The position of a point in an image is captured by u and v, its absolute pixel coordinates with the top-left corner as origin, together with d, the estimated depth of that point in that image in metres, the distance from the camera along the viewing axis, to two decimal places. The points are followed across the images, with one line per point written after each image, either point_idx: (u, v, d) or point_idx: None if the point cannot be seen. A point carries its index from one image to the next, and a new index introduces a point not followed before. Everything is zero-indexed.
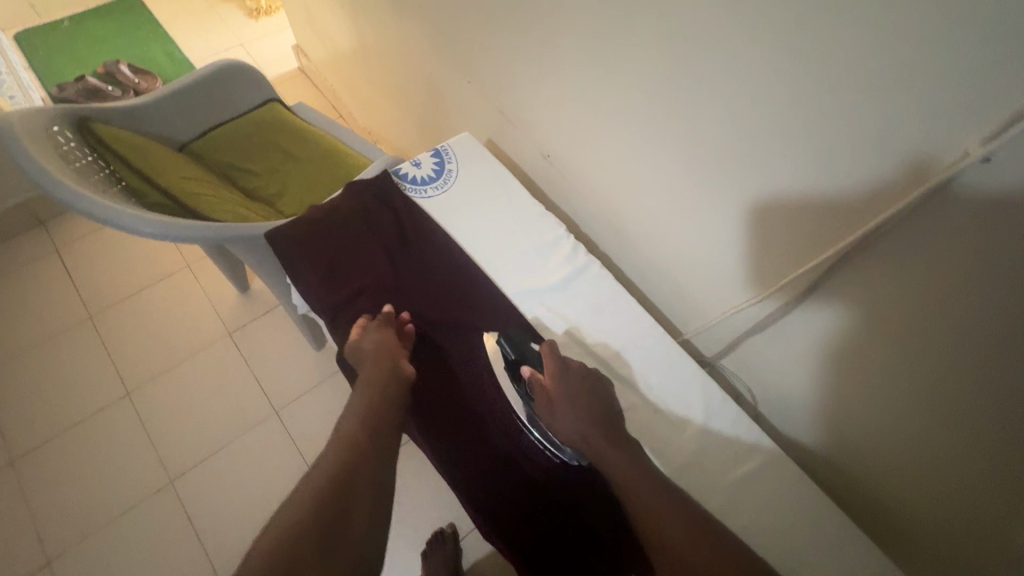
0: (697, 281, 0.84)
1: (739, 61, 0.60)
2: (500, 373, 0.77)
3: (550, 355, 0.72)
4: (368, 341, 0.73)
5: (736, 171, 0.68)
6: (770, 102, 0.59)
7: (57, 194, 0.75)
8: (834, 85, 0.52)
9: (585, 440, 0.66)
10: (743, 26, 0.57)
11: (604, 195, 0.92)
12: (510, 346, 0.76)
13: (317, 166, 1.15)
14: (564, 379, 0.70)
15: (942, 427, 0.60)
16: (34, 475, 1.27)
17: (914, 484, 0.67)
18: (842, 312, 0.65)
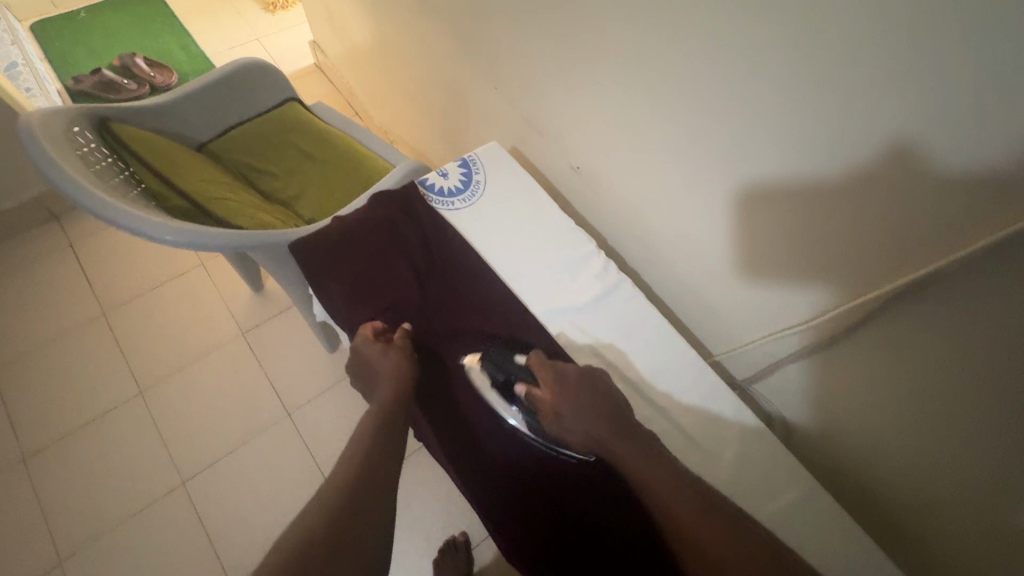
0: (731, 303, 0.81)
1: (788, 82, 0.56)
2: (492, 400, 0.73)
3: (541, 369, 0.69)
4: (382, 357, 0.71)
5: (769, 192, 0.65)
6: (810, 124, 0.57)
7: (77, 198, 0.74)
8: (878, 110, 0.50)
9: (598, 439, 0.64)
10: (795, 46, 0.54)
11: (634, 210, 0.89)
12: (495, 368, 0.73)
13: (339, 170, 1.13)
14: (567, 387, 0.67)
15: (946, 408, 0.60)
16: (47, 473, 1.27)
17: (921, 471, 0.66)
18: (883, 342, 0.63)
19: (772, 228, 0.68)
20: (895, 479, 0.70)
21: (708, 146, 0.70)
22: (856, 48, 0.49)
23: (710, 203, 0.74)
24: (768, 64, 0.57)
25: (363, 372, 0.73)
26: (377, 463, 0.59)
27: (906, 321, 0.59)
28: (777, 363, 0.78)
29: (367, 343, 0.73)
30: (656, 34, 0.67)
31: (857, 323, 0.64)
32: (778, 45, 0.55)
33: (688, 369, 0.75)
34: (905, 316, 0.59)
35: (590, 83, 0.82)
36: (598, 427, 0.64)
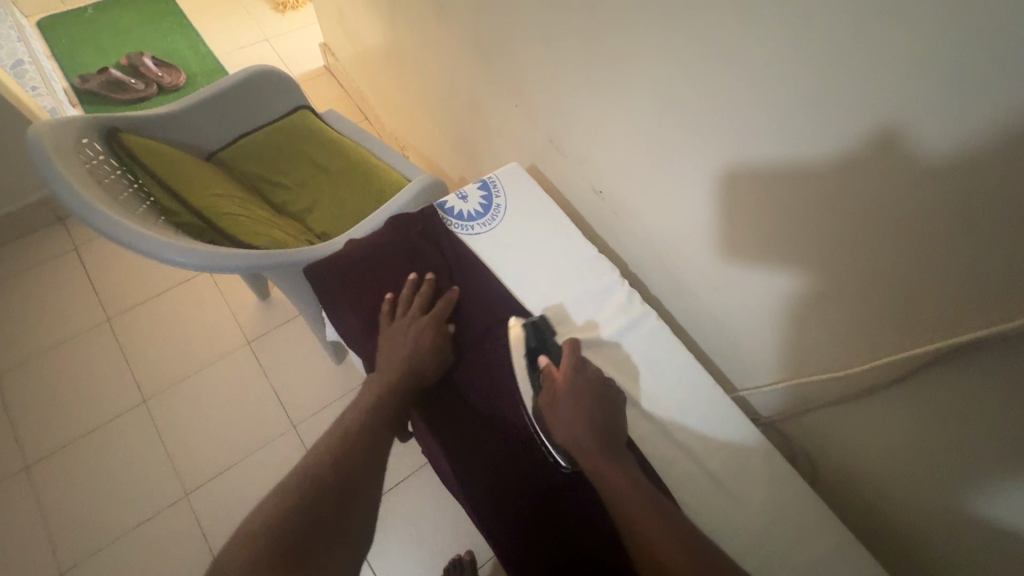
0: (756, 336, 0.79)
1: (829, 123, 0.54)
2: (516, 360, 0.74)
3: (571, 353, 0.73)
4: (417, 343, 0.72)
5: (800, 233, 0.63)
6: (846, 170, 0.54)
7: (84, 217, 0.71)
8: (921, 164, 0.48)
9: (579, 446, 0.63)
10: (839, 85, 0.51)
11: (656, 236, 0.87)
12: (533, 336, 0.76)
13: (352, 183, 1.10)
14: (580, 379, 0.69)
15: (935, 407, 0.59)
16: (47, 482, 1.24)
17: (912, 473, 0.65)
18: (913, 401, 0.61)
19: (802, 267, 0.66)
20: (902, 511, 0.69)
21: (735, 181, 0.68)
22: (899, 101, 0.47)
23: (735, 238, 0.73)
24: (804, 105, 0.55)
25: (392, 330, 0.74)
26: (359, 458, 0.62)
27: (940, 383, 0.57)
28: (802, 406, 0.77)
29: (415, 319, 0.74)
30: (686, 66, 0.65)
31: (896, 375, 0.61)
32: (815, 89, 0.53)
33: (711, 407, 0.73)
34: (950, 376, 0.56)
35: (615, 108, 0.79)
36: (585, 433, 0.63)
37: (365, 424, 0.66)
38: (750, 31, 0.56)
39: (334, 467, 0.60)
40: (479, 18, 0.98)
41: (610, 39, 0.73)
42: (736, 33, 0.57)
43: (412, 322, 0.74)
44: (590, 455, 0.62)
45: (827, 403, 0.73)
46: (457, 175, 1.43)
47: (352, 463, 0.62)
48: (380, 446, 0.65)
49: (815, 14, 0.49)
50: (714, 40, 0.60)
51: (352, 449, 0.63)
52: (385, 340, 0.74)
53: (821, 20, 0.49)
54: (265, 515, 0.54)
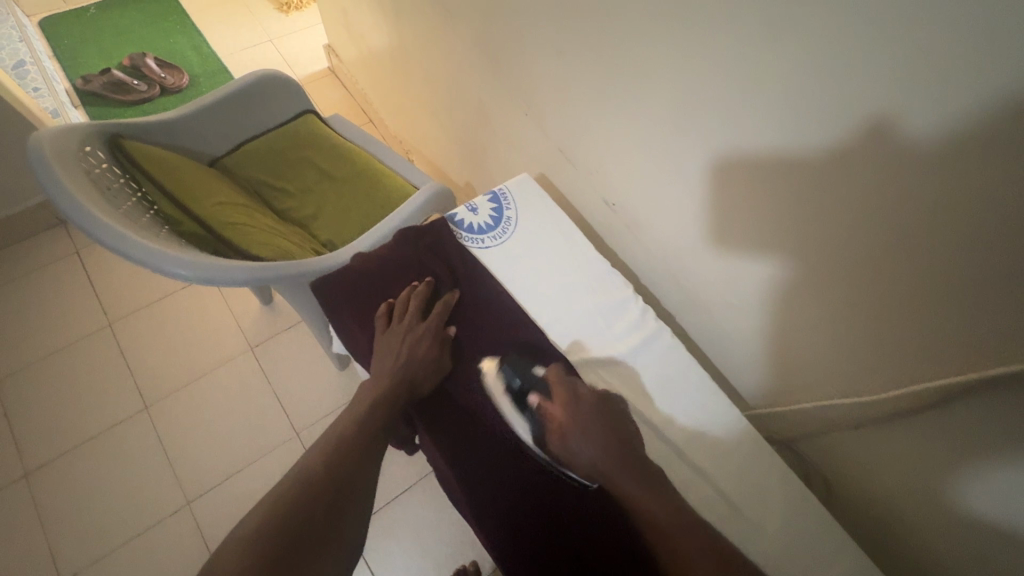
0: (769, 354, 0.78)
1: (851, 144, 0.52)
2: (502, 406, 0.71)
3: (560, 384, 0.69)
4: (412, 350, 0.71)
5: (818, 254, 0.61)
6: (868, 194, 0.53)
7: (86, 228, 0.70)
8: (947, 192, 0.46)
9: (601, 471, 0.63)
10: (861, 106, 0.49)
11: (667, 250, 0.86)
12: (512, 375, 0.72)
13: (359, 191, 1.08)
14: (582, 412, 0.66)
15: (964, 443, 0.57)
16: (47, 490, 1.23)
17: (937, 506, 0.63)
18: (926, 431, 0.60)
19: (819, 287, 0.64)
20: (925, 541, 0.67)
21: (748, 199, 0.66)
22: (926, 127, 0.45)
23: (749, 257, 0.71)
24: (825, 127, 0.53)
25: (387, 336, 0.73)
26: (353, 467, 0.62)
27: (958, 415, 0.56)
28: (812, 429, 0.76)
29: (411, 326, 0.73)
30: (701, 83, 0.63)
31: (917, 405, 0.59)
32: (837, 109, 0.51)
33: (724, 428, 0.71)
34: (975, 408, 0.54)
35: (627, 119, 0.78)
36: (603, 453, 0.63)
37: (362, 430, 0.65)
38: (768, 48, 0.54)
39: (328, 474, 0.60)
40: (487, 24, 0.96)
41: (623, 51, 0.71)
42: (753, 49, 0.55)
43: (407, 327, 0.73)
44: (615, 481, 0.62)
45: (843, 427, 0.71)
46: (463, 181, 1.41)
47: (347, 468, 0.61)
48: (371, 456, 0.65)
49: (838, 33, 0.48)
50: (730, 55, 0.58)
51: (347, 457, 0.62)
52: (380, 346, 0.73)
53: (844, 39, 0.47)
54: (259, 516, 0.54)
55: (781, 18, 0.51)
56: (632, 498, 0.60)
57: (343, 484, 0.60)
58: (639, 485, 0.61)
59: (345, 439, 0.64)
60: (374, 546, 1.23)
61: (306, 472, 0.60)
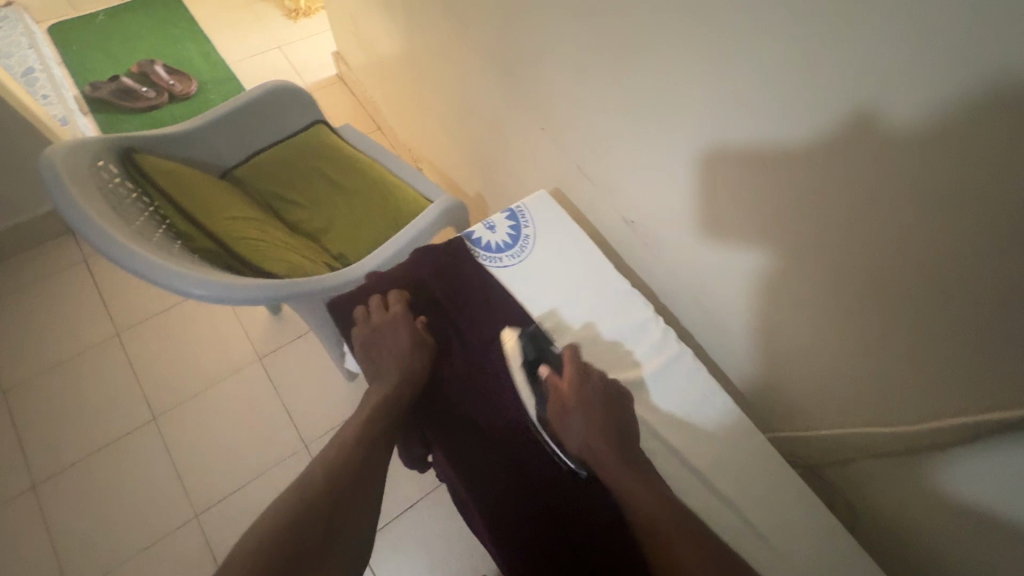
0: (792, 374, 0.76)
1: (884, 169, 0.50)
2: (516, 374, 0.74)
3: (572, 362, 0.72)
4: (400, 347, 0.72)
5: (844, 276, 0.60)
6: (905, 220, 0.51)
7: (100, 246, 0.69)
8: (993, 222, 0.44)
9: (594, 453, 0.65)
10: (897, 130, 0.47)
11: (684, 268, 0.84)
12: (530, 347, 0.75)
13: (371, 203, 1.07)
14: (587, 389, 0.69)
15: (1007, 477, 0.55)
16: (56, 502, 1.22)
17: (976, 537, 0.61)
18: (961, 469, 0.59)
19: (846, 310, 0.63)
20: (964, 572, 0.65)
21: (769, 219, 0.65)
22: (970, 154, 0.43)
23: (772, 278, 0.70)
24: (858, 153, 0.52)
25: (375, 336, 0.74)
26: (352, 486, 0.59)
27: (994, 454, 0.55)
28: (839, 458, 0.74)
29: (395, 320, 0.75)
30: (720, 102, 0.62)
31: (956, 438, 0.57)
32: (864, 130, 0.50)
33: (747, 451, 0.70)
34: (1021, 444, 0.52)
35: (641, 136, 0.77)
36: (596, 431, 0.66)
37: (365, 437, 0.64)
38: (790, 68, 0.53)
39: (331, 486, 0.58)
40: (500, 36, 0.96)
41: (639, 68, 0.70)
42: (774, 69, 0.54)
43: (391, 323, 0.74)
44: (605, 465, 0.64)
45: (874, 454, 0.69)
46: (473, 192, 1.40)
47: (350, 480, 0.59)
48: (373, 469, 0.63)
49: (865, 54, 0.47)
50: (750, 74, 0.57)
51: (351, 468, 0.60)
52: (368, 349, 0.74)
53: (872, 61, 0.46)
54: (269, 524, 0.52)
55: (804, 37, 0.50)
56: (620, 486, 0.62)
57: (341, 503, 0.57)
58: (627, 472, 0.62)
59: (347, 449, 0.62)
60: (384, 560, 1.22)
61: (302, 490, 0.57)
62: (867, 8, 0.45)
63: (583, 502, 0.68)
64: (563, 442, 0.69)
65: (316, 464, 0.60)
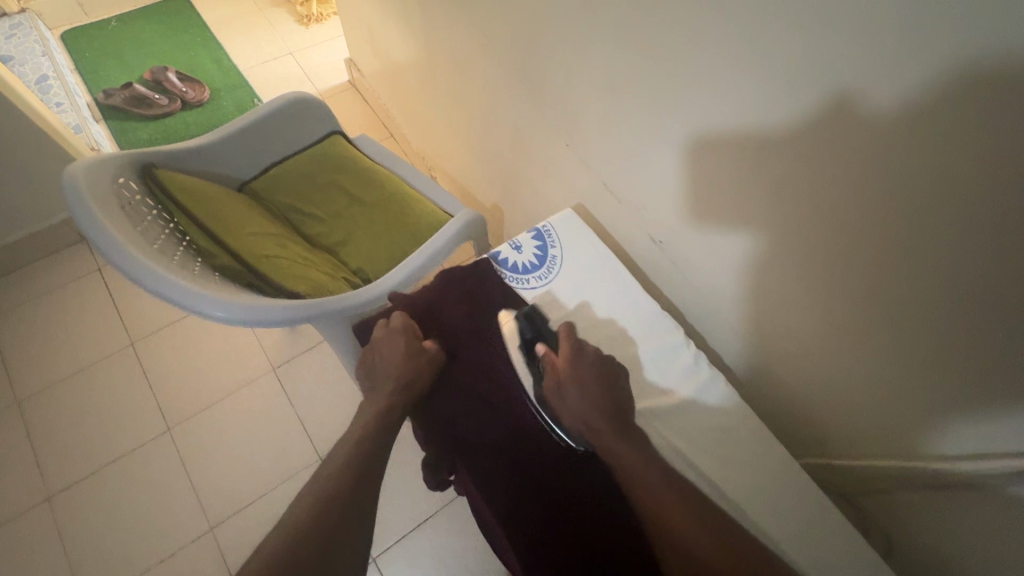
0: (823, 398, 0.74)
1: (931, 197, 0.48)
2: (513, 352, 0.76)
3: (567, 339, 0.73)
4: (396, 356, 0.71)
5: (885, 305, 0.58)
6: (955, 251, 0.49)
7: (121, 266, 0.68)
8: None
9: (587, 423, 0.66)
10: (945, 160, 0.45)
11: (708, 290, 0.82)
12: (528, 326, 0.77)
13: (389, 217, 1.06)
14: (580, 363, 0.70)
15: None
16: (70, 514, 1.21)
17: None
18: (1014, 507, 0.57)
19: (885, 339, 0.61)
20: None
21: (802, 245, 0.63)
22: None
23: (805, 305, 0.68)
24: (900, 181, 0.49)
25: (373, 349, 0.74)
26: (365, 514, 0.56)
27: None
28: (877, 487, 0.72)
29: (392, 332, 0.74)
30: (745, 126, 0.60)
31: (1007, 477, 0.55)
32: (906, 162, 0.48)
33: (780, 480, 0.67)
34: None
35: (662, 158, 0.74)
36: (589, 402, 0.66)
37: (365, 446, 0.62)
38: (823, 96, 0.51)
39: (341, 496, 0.56)
40: (515, 50, 0.94)
41: (659, 88, 0.68)
42: (806, 95, 0.53)
43: (388, 336, 0.74)
44: (597, 433, 0.64)
45: (912, 486, 0.67)
46: (489, 202, 1.38)
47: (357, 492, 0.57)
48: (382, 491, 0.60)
49: (906, 84, 0.45)
50: (780, 100, 0.55)
51: (353, 478, 0.58)
52: (366, 362, 0.73)
53: (909, 90, 0.45)
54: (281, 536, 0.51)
55: (839, 64, 0.48)
56: (612, 455, 0.62)
57: (348, 527, 0.54)
58: (621, 442, 0.62)
59: (348, 462, 0.60)
60: None
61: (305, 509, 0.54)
62: (908, 38, 0.43)
63: (607, 516, 0.66)
64: (560, 418, 0.70)
65: (316, 478, 0.58)
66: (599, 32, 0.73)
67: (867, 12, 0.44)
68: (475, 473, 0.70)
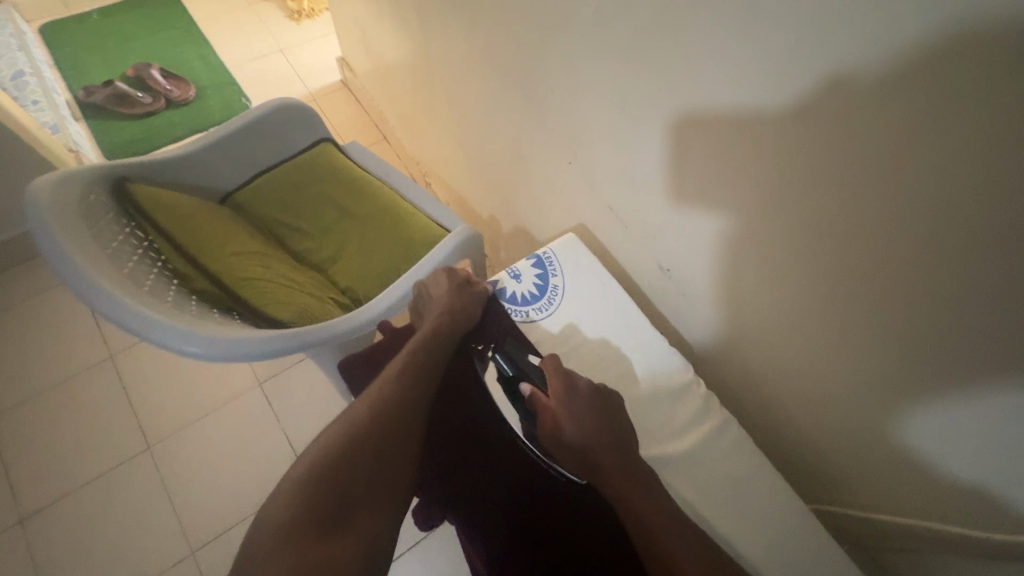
0: (835, 441, 0.70)
1: (970, 248, 0.43)
2: (494, 391, 0.73)
3: (553, 374, 0.67)
4: (441, 288, 0.79)
5: (913, 354, 0.54)
6: (995, 306, 0.44)
7: (85, 296, 0.62)
8: None
9: (592, 465, 0.61)
10: (988, 208, 0.40)
11: (716, 320, 0.77)
12: (507, 363, 0.73)
13: (380, 231, 1.00)
14: (573, 400, 0.65)
15: None
16: (42, 538, 1.15)
17: None
18: None
19: (906, 387, 0.57)
20: None
21: (824, 284, 0.58)
22: None
23: (822, 344, 0.63)
24: (935, 226, 0.45)
25: (422, 286, 0.81)
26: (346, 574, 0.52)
27: None
28: (902, 545, 0.68)
29: (439, 271, 0.82)
30: (758, 156, 0.56)
31: None
32: (945, 208, 0.43)
33: (793, 532, 0.63)
34: None
35: (669, 184, 0.69)
36: (594, 440, 0.62)
37: (398, 385, 0.65)
38: (845, 129, 0.47)
39: (367, 438, 0.59)
40: (514, 58, 0.88)
41: (664, 109, 0.64)
42: (823, 127, 0.48)
43: (435, 276, 0.82)
44: (605, 476, 0.60)
45: (934, 546, 0.64)
46: (485, 213, 1.33)
47: (383, 438, 0.60)
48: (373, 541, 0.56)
49: (949, 124, 0.40)
50: (798, 133, 0.51)
51: (381, 422, 0.61)
52: (418, 296, 0.81)
53: (947, 127, 0.40)
54: (308, 474, 0.55)
55: (872, 98, 0.43)
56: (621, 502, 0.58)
57: (369, 467, 0.57)
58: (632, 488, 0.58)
59: (378, 402, 0.63)
60: None
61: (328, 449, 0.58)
62: (952, 75, 0.38)
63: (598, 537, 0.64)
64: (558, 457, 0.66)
65: (343, 419, 0.62)
66: (601, 46, 0.68)
67: (903, 43, 0.40)
68: (484, 518, 0.68)
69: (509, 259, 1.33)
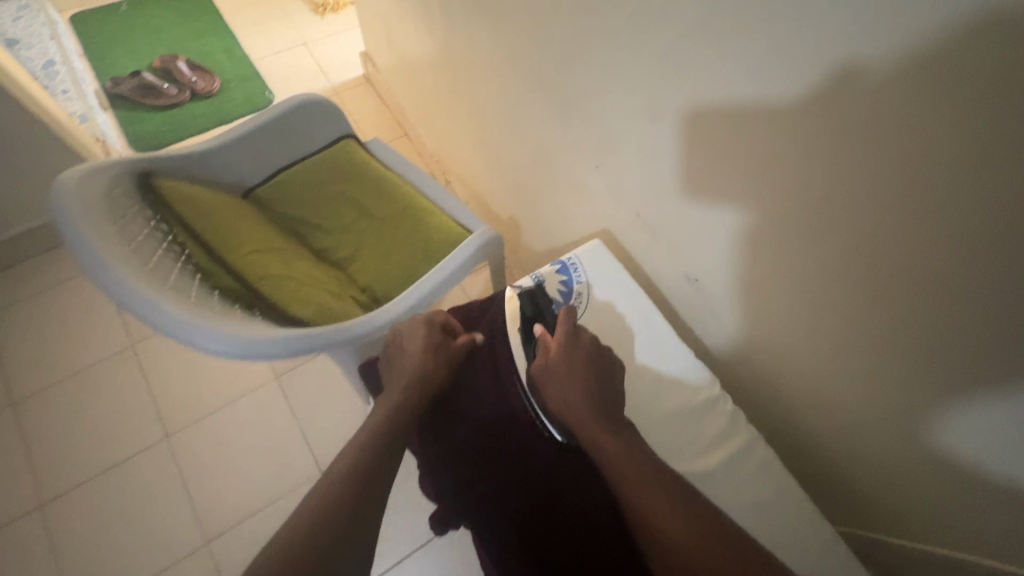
0: (871, 466, 0.68)
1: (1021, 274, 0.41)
2: (513, 333, 0.74)
3: (564, 321, 0.70)
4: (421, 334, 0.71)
5: (951, 380, 0.51)
6: None
7: (111, 291, 0.63)
8: None
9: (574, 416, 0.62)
10: None
11: (739, 332, 0.76)
12: (530, 305, 0.76)
13: (400, 229, 1.00)
14: (574, 351, 0.66)
15: None
16: (61, 523, 1.17)
17: None
18: None
19: (949, 415, 0.54)
20: None
21: (858, 304, 0.56)
22: None
23: (853, 365, 0.61)
24: (982, 251, 0.42)
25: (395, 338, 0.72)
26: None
27: None
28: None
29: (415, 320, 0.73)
30: (791, 166, 0.53)
31: None
32: (995, 232, 0.41)
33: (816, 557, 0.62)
34: None
35: (698, 195, 0.67)
36: (577, 390, 0.63)
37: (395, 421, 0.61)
38: (885, 145, 0.44)
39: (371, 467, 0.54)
40: (541, 59, 0.86)
41: (694, 116, 0.62)
42: (861, 142, 0.46)
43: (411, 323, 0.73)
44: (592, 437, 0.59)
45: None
46: (506, 214, 1.32)
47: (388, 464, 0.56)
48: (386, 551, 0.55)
49: (998, 145, 0.38)
50: (834, 147, 0.48)
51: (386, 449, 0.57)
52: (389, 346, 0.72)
53: (995, 147, 0.38)
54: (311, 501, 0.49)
55: (916, 118, 0.41)
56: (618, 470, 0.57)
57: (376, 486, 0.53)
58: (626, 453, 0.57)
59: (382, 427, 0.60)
60: None
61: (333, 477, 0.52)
62: (1005, 93, 0.36)
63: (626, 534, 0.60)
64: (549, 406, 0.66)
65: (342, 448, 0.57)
66: (629, 50, 0.66)
67: (963, 60, 0.37)
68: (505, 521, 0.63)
69: (528, 260, 1.32)
